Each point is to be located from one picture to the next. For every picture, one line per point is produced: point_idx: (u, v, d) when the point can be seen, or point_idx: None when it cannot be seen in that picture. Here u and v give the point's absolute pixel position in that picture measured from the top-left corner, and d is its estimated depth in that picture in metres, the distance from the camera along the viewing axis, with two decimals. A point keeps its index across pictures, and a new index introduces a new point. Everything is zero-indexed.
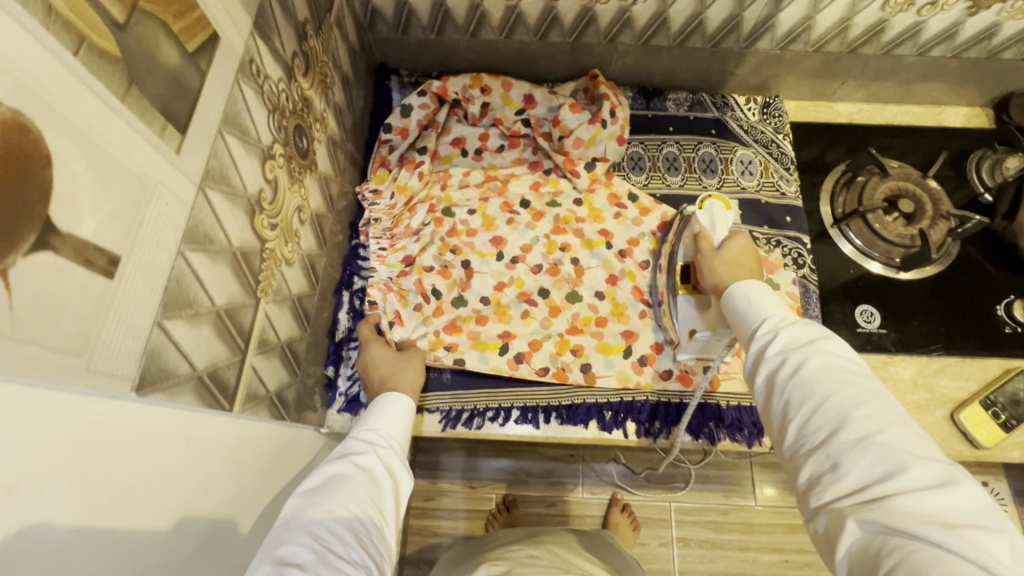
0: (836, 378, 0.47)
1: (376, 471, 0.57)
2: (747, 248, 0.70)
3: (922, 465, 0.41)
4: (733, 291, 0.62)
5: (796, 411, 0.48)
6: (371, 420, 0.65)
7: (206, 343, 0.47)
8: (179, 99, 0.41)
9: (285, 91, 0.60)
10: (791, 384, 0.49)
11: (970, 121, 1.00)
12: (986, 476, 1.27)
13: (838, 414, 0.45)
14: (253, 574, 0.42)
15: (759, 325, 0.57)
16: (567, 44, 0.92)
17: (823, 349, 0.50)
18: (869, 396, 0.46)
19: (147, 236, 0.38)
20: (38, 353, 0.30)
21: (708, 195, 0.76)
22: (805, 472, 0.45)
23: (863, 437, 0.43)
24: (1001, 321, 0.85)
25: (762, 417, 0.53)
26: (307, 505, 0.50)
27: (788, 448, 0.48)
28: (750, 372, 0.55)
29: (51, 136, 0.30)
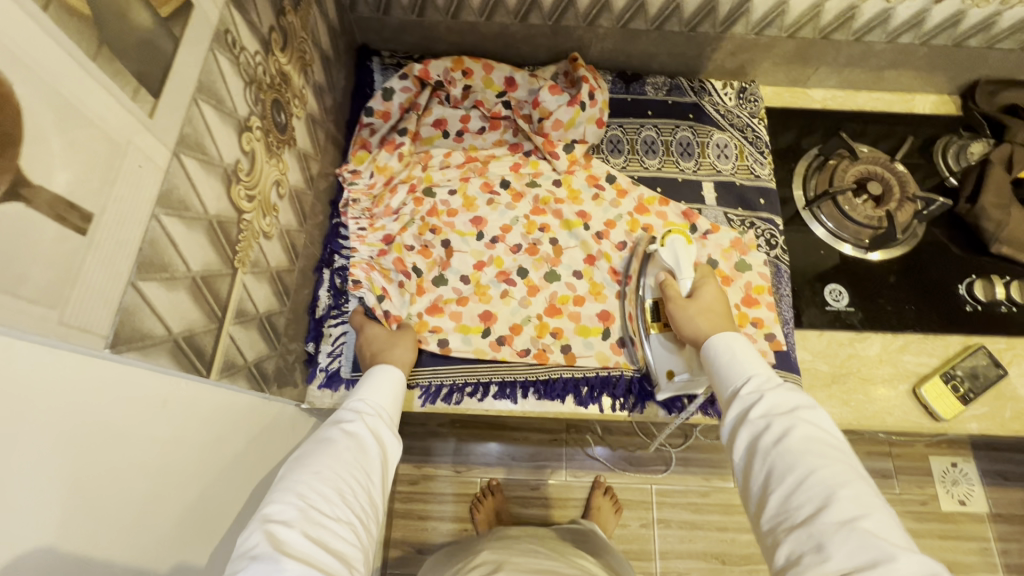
0: (820, 453, 0.49)
1: (364, 437, 0.58)
2: (716, 298, 0.72)
3: (907, 555, 0.41)
4: (715, 343, 0.64)
5: (779, 483, 0.48)
6: (365, 387, 0.66)
7: (182, 307, 0.48)
8: (152, 62, 0.42)
9: (262, 65, 0.60)
10: (775, 453, 0.50)
11: (938, 108, 1.03)
12: (954, 457, 1.31)
13: (823, 491, 0.46)
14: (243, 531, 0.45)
15: (743, 384, 0.58)
16: (547, 27, 0.93)
17: (806, 419, 0.52)
18: (852, 475, 0.47)
19: (120, 196, 0.39)
20: (9, 302, 0.31)
21: (669, 231, 0.78)
22: (785, 550, 0.45)
23: (847, 522, 0.43)
24: (962, 300, 0.88)
25: (742, 486, 0.53)
26: (296, 468, 0.52)
27: (768, 522, 0.48)
28: (730, 432, 0.56)
29: (21, 89, 0.30)
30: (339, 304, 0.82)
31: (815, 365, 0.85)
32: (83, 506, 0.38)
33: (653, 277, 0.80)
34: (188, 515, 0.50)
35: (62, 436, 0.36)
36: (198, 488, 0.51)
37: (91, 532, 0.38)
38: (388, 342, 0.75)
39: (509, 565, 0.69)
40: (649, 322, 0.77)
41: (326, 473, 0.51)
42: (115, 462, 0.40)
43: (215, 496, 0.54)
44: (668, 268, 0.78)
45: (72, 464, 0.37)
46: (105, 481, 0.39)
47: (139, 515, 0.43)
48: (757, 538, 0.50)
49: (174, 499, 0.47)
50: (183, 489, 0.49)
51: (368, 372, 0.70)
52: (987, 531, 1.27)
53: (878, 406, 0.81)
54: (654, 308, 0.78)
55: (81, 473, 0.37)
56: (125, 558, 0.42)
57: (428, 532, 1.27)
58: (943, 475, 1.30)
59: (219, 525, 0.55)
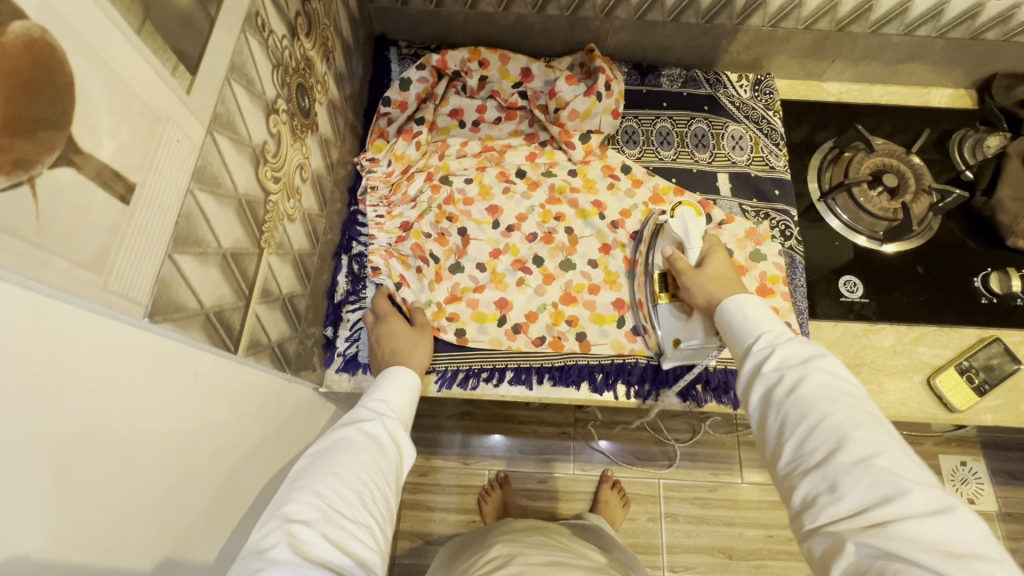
0: (833, 399, 0.48)
1: (382, 439, 0.59)
2: (726, 263, 0.72)
3: (922, 490, 0.42)
4: (735, 302, 0.63)
5: (793, 429, 0.49)
6: (382, 389, 0.67)
7: (214, 283, 0.49)
8: (191, 40, 0.43)
9: (289, 49, 0.61)
10: (789, 402, 0.50)
11: (954, 102, 1.03)
12: (964, 455, 1.31)
13: (836, 434, 0.46)
14: (264, 528, 0.46)
15: (755, 340, 0.58)
16: (564, 18, 0.93)
17: (821, 368, 0.52)
18: (866, 417, 0.47)
19: (159, 167, 0.40)
20: (61, 264, 0.32)
21: (680, 203, 0.80)
22: (801, 492, 0.46)
23: (864, 459, 0.44)
24: (977, 293, 0.88)
25: (755, 433, 0.54)
26: (313, 467, 0.53)
27: (783, 467, 0.48)
28: (744, 385, 0.56)
29: (73, 57, 0.31)
30: (357, 291, 0.83)
31: None
32: (121, 470, 0.39)
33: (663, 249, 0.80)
34: (213, 488, 0.51)
35: (101, 400, 0.36)
36: (223, 454, 0.52)
37: (127, 495, 0.39)
38: (410, 344, 0.75)
39: (521, 558, 0.70)
40: (657, 293, 0.78)
41: (345, 473, 0.52)
42: (149, 427, 0.41)
43: (238, 469, 0.55)
44: (676, 240, 0.79)
45: (109, 429, 0.37)
46: (142, 441, 0.40)
47: (171, 477, 0.44)
48: (774, 484, 0.51)
49: (202, 466, 0.49)
50: (208, 456, 0.49)
51: (381, 374, 0.70)
52: (995, 529, 1.27)
53: (891, 397, 0.81)
54: (661, 278, 0.78)
55: (118, 438, 0.38)
56: (159, 524, 0.43)
57: (435, 523, 1.28)
58: (952, 474, 1.30)
59: (242, 499, 0.56)
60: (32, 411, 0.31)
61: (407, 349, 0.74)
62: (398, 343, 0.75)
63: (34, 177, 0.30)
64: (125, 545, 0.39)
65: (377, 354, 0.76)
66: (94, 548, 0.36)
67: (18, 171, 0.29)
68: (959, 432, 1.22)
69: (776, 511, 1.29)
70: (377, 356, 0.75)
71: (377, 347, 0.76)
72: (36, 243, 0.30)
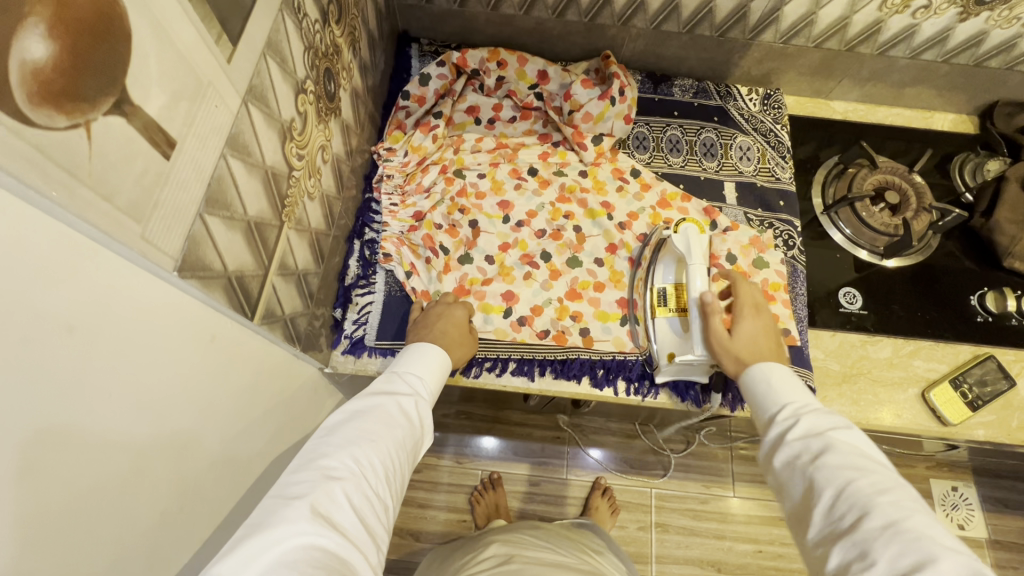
0: (860, 464, 0.49)
1: (414, 418, 0.60)
2: (757, 331, 0.70)
3: (951, 557, 0.40)
4: (751, 373, 0.65)
5: (821, 496, 0.48)
6: (410, 362, 0.67)
7: (237, 248, 0.50)
8: (234, 13, 0.45)
9: (320, 34, 0.63)
10: (812, 471, 0.50)
11: (956, 127, 1.06)
12: (955, 481, 1.32)
13: (863, 499, 0.46)
14: (299, 478, 0.48)
15: (778, 409, 0.59)
16: (583, 24, 0.96)
17: (843, 437, 0.52)
18: (893, 484, 0.47)
19: (198, 130, 0.42)
20: (108, 208, 0.33)
21: (684, 219, 0.78)
22: (834, 559, 0.45)
23: (891, 525, 0.43)
24: (973, 311, 0.90)
25: (785, 500, 0.53)
26: (351, 425, 0.54)
27: (815, 535, 0.48)
28: (769, 458, 0.56)
29: (133, 14, 0.33)
30: (366, 275, 0.85)
31: (827, 364, 0.86)
32: (137, 421, 0.40)
33: (666, 263, 0.80)
34: (218, 452, 0.52)
35: (128, 346, 0.38)
36: (232, 418, 0.54)
37: (135, 450, 0.40)
38: (458, 338, 0.75)
39: (522, 556, 0.70)
40: (658, 306, 0.79)
41: (380, 442, 0.53)
42: (167, 386, 0.42)
43: (242, 436, 0.56)
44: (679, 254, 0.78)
45: (130, 378, 0.38)
46: (159, 396, 0.42)
47: (182, 432, 0.45)
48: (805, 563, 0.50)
49: (209, 430, 0.49)
50: (216, 419, 0.51)
51: (413, 345, 0.69)
52: (984, 556, 1.27)
53: (886, 407, 0.82)
54: (664, 293, 0.79)
55: (138, 386, 0.39)
56: (163, 478, 0.44)
57: (426, 521, 1.27)
58: (942, 499, 1.30)
59: (243, 463, 0.57)
60: (72, 343, 0.33)
61: (455, 341, 0.74)
62: (451, 327, 0.75)
63: (90, 122, 0.31)
64: (127, 496, 0.40)
65: (432, 324, 0.74)
66: (100, 488, 0.37)
67: (77, 114, 0.30)
68: (951, 457, 1.23)
69: (768, 527, 1.29)
70: (431, 326, 0.74)
71: (433, 320, 0.76)
72: (87, 184, 0.32)
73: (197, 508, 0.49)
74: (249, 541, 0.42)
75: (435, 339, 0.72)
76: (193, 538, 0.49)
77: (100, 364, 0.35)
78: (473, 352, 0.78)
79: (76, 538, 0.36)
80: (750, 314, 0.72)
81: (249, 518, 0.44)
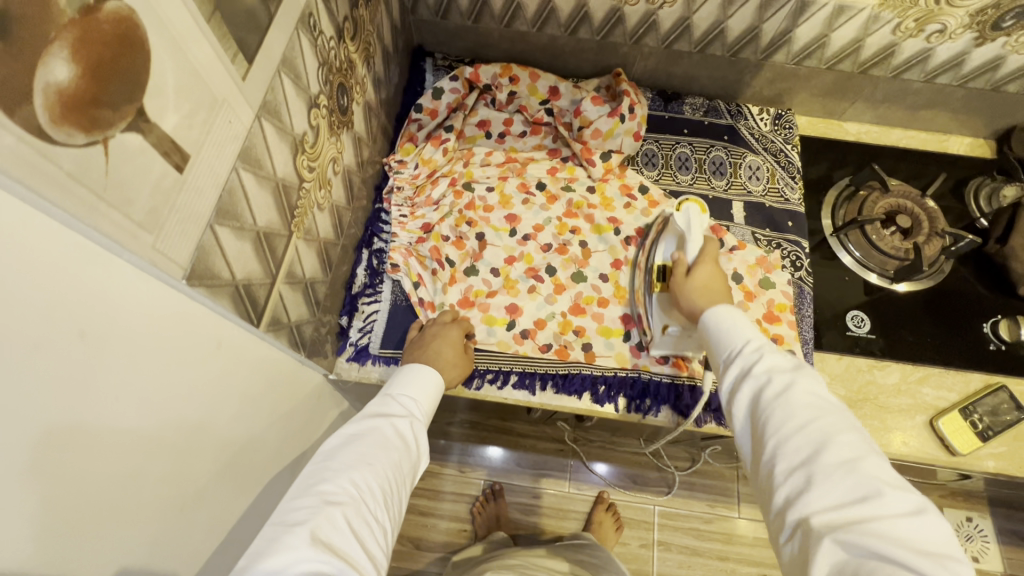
0: (818, 405, 0.50)
1: (409, 440, 0.61)
2: (715, 277, 0.70)
3: (896, 492, 0.43)
4: (716, 311, 0.64)
5: (779, 430, 0.50)
6: (404, 384, 0.68)
7: (245, 257, 0.52)
8: (251, 32, 0.46)
9: (334, 50, 0.65)
10: (776, 406, 0.51)
11: (973, 151, 1.05)
12: (969, 511, 1.29)
13: (821, 437, 0.47)
14: (299, 503, 0.49)
15: (743, 345, 0.58)
16: (595, 42, 0.97)
17: (806, 376, 0.53)
18: (845, 423, 0.49)
19: (211, 144, 0.43)
20: (122, 220, 0.35)
21: (685, 198, 0.78)
22: (785, 490, 0.47)
23: (846, 464, 0.45)
24: (986, 338, 0.88)
25: (738, 430, 0.55)
26: (348, 449, 0.55)
27: (767, 465, 0.49)
28: (729, 389, 0.57)
29: (153, 36, 0.35)
30: (373, 284, 0.86)
31: (833, 388, 0.85)
32: (143, 425, 0.41)
33: (668, 242, 0.80)
34: (222, 456, 0.53)
35: (139, 350, 0.39)
36: (237, 423, 0.55)
37: (145, 448, 0.42)
38: (452, 359, 0.75)
39: None
40: (654, 282, 0.79)
41: (377, 466, 0.55)
42: (176, 388, 0.44)
43: (245, 441, 0.57)
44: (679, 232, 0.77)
45: (142, 381, 0.40)
46: (167, 397, 0.43)
47: (187, 432, 0.46)
48: (752, 480, 0.52)
49: (213, 433, 0.51)
50: (222, 422, 0.52)
51: (407, 366, 0.71)
52: None
53: (893, 434, 0.81)
54: (660, 270, 0.79)
55: (148, 388, 0.41)
56: (169, 477, 0.45)
57: (428, 530, 1.28)
58: (956, 529, 1.27)
59: (247, 469, 0.58)
60: (80, 349, 0.34)
61: (449, 361, 0.75)
62: (446, 348, 0.76)
63: (108, 138, 0.33)
64: (134, 491, 0.41)
65: (427, 344, 0.75)
66: (109, 490, 0.39)
67: (95, 131, 0.32)
68: (965, 486, 1.20)
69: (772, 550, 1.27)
70: (425, 346, 0.75)
71: (427, 340, 0.76)
72: (103, 197, 0.33)
73: (201, 510, 0.50)
74: (253, 570, 0.43)
75: (429, 361, 0.73)
76: (196, 543, 0.50)
77: (108, 366, 0.37)
78: (469, 372, 0.79)
79: (88, 528, 0.37)
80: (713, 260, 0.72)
81: (251, 547, 0.45)
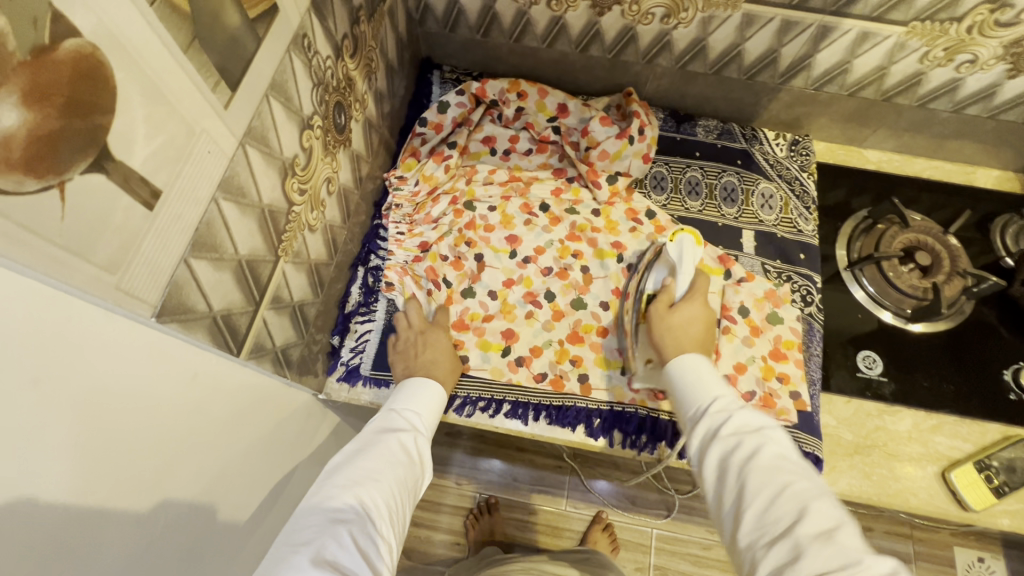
0: (789, 468, 0.47)
1: (414, 454, 0.59)
2: (698, 317, 0.71)
3: (873, 555, 0.40)
4: (681, 363, 0.62)
5: (753, 499, 0.46)
6: (408, 396, 0.67)
7: (224, 288, 0.50)
8: (235, 60, 0.45)
9: (331, 69, 0.63)
10: (746, 470, 0.47)
11: (1001, 184, 1.00)
12: (981, 551, 1.23)
13: (795, 505, 0.44)
14: (307, 522, 0.47)
15: (710, 403, 0.55)
16: (606, 60, 0.94)
17: (771, 435, 0.50)
18: (816, 486, 0.46)
19: (186, 183, 0.42)
20: (82, 265, 0.33)
21: (680, 228, 0.77)
22: (766, 565, 0.42)
23: (824, 533, 0.42)
24: (1006, 387, 0.83)
25: (713, 502, 0.50)
26: (352, 464, 0.54)
27: (745, 537, 0.45)
28: (697, 452, 0.53)
29: (120, 72, 0.34)
30: (368, 303, 0.84)
31: (839, 432, 0.82)
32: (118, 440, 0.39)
33: (659, 271, 0.79)
34: (203, 485, 0.50)
35: (111, 373, 0.37)
36: (222, 451, 0.53)
37: (126, 453, 0.40)
38: (448, 368, 0.75)
39: None
40: (641, 310, 0.78)
41: (383, 482, 0.53)
42: (152, 402, 0.42)
43: (228, 467, 0.55)
44: (671, 264, 0.78)
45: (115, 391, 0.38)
46: (142, 414, 0.41)
47: (170, 451, 0.45)
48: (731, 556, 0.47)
49: (195, 455, 0.48)
50: (206, 447, 0.50)
51: (406, 382, 0.69)
52: None
53: (902, 484, 0.77)
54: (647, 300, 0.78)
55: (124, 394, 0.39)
56: (146, 501, 0.43)
57: (421, 542, 1.27)
58: (967, 570, 1.22)
59: (243, 485, 0.58)
60: (33, 397, 0.32)
61: (446, 370, 0.74)
62: (441, 356, 0.75)
63: (64, 182, 0.31)
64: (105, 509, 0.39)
65: (418, 355, 0.75)
66: (93, 489, 0.38)
67: (49, 175, 0.30)
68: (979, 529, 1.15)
69: None
70: (414, 358, 0.74)
71: (416, 351, 0.75)
72: (57, 242, 0.32)
73: (177, 544, 0.47)
74: None
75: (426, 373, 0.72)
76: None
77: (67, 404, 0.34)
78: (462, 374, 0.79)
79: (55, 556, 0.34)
80: (700, 298, 0.73)
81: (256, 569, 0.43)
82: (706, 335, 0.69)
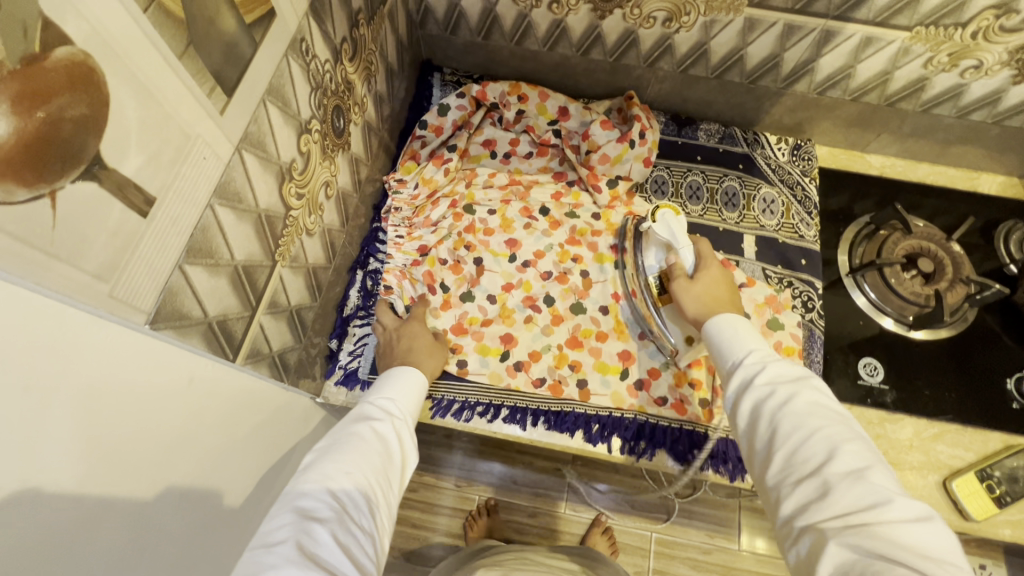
0: (825, 414, 0.46)
1: (391, 441, 0.58)
2: (721, 279, 0.69)
3: (903, 499, 0.39)
4: (718, 322, 0.61)
5: (784, 441, 0.46)
6: (386, 388, 0.66)
7: (220, 293, 0.50)
8: (231, 66, 0.45)
9: (330, 72, 0.63)
10: (779, 415, 0.47)
11: (1005, 190, 0.99)
12: (983, 558, 1.22)
13: (827, 445, 0.44)
14: (276, 521, 0.45)
15: (744, 356, 0.55)
16: (608, 63, 0.94)
17: (812, 385, 0.49)
18: (853, 432, 0.45)
19: (181, 190, 0.41)
20: (73, 273, 0.33)
21: (660, 206, 0.76)
22: (793, 500, 0.43)
23: (854, 472, 0.41)
24: (1009, 396, 0.83)
25: (745, 447, 0.51)
26: (324, 459, 0.52)
27: (774, 476, 0.45)
28: (732, 399, 0.53)
29: (112, 78, 0.33)
30: (366, 306, 0.84)
31: None
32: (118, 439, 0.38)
33: (652, 249, 0.79)
34: (206, 492, 0.50)
35: (110, 377, 0.37)
36: (222, 456, 0.52)
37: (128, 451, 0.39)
38: (427, 350, 0.75)
39: None
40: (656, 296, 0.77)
41: (358, 473, 0.51)
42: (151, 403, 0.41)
43: (231, 473, 0.54)
44: (664, 241, 0.76)
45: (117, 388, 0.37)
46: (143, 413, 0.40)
47: (170, 457, 0.44)
48: (759, 494, 0.48)
49: (196, 462, 0.47)
50: (205, 453, 0.49)
51: (388, 373, 0.69)
52: None
53: None
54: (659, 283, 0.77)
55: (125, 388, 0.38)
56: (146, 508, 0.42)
57: (419, 544, 1.26)
58: None
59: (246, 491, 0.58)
60: (27, 406, 0.31)
61: (423, 352, 0.75)
62: (418, 343, 0.76)
63: (55, 190, 0.31)
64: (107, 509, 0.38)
65: (396, 347, 0.75)
66: (104, 472, 0.37)
67: (40, 184, 0.30)
68: None
69: None
70: (394, 351, 0.74)
71: (398, 344, 0.75)
72: (48, 251, 0.31)
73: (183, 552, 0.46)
74: None
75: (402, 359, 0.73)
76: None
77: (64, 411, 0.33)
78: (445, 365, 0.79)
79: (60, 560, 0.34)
80: (714, 260, 0.71)
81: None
82: (734, 295, 0.68)
